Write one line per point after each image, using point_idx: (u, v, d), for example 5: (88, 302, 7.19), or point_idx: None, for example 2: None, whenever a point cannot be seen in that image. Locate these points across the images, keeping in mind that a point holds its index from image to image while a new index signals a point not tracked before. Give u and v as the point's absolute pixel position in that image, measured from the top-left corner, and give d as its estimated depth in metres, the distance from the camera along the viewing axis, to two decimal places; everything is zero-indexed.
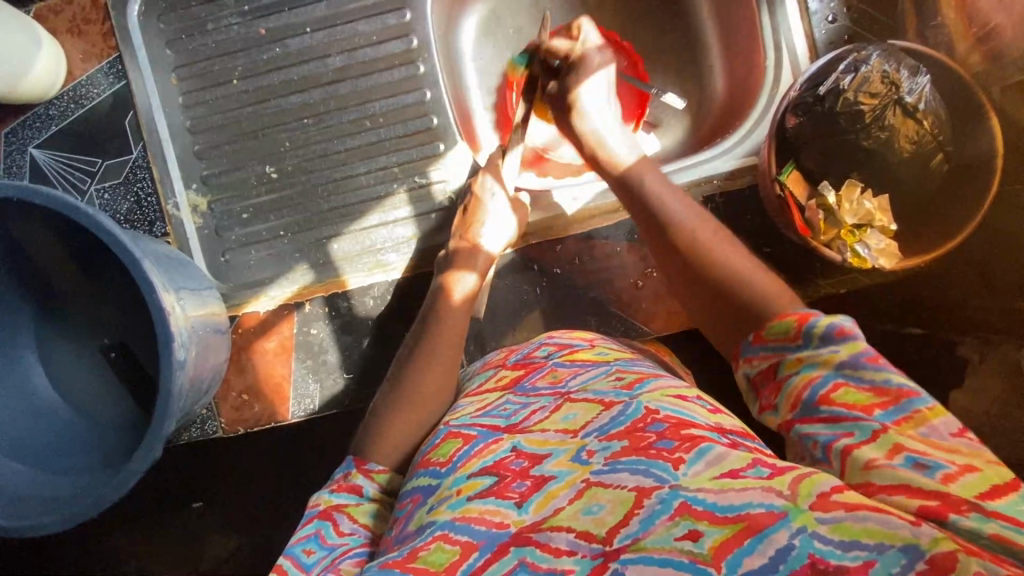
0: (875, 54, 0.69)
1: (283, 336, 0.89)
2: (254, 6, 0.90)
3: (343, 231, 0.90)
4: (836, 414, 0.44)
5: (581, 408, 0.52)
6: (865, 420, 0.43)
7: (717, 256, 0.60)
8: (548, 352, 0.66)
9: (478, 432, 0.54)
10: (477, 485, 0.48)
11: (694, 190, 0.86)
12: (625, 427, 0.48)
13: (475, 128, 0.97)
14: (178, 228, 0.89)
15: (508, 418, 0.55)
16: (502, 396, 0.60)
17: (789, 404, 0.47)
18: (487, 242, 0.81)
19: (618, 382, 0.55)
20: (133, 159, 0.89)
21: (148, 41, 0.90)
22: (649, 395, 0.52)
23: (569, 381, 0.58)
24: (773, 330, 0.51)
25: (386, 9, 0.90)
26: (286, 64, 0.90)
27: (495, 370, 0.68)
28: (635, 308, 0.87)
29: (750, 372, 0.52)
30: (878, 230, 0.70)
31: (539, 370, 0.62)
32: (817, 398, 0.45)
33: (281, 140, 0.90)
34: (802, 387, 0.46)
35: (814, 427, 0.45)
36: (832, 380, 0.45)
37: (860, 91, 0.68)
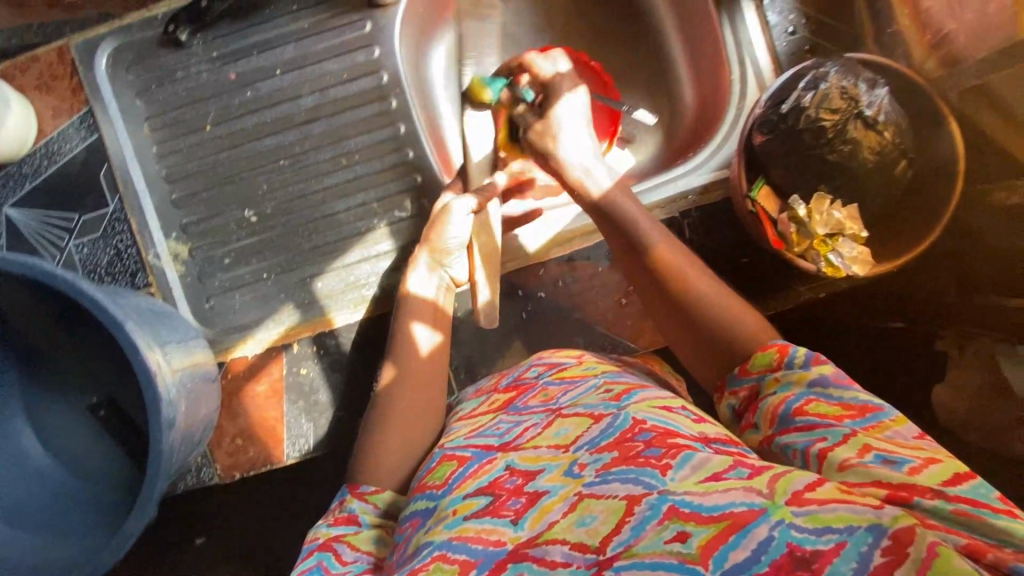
0: (833, 71, 0.71)
1: (272, 378, 0.89)
2: (221, 51, 0.89)
3: (326, 269, 0.90)
4: (809, 422, 0.47)
5: (572, 424, 0.53)
6: (836, 426, 0.46)
7: (708, 296, 0.62)
8: (538, 372, 0.67)
9: (472, 453, 0.56)
10: (473, 505, 0.49)
11: (671, 206, 0.87)
12: (615, 438, 0.49)
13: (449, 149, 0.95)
14: (160, 277, 0.90)
15: (502, 436, 0.57)
16: (495, 417, 0.62)
17: (767, 421, 0.50)
18: (410, 286, 0.81)
19: (607, 395, 0.56)
20: (110, 212, 0.89)
21: (119, 94, 0.90)
22: (637, 406, 0.53)
23: (560, 398, 0.59)
24: (757, 364, 0.54)
25: (354, 46, 0.89)
26: (258, 108, 0.90)
27: (487, 396, 0.69)
28: (621, 325, 0.88)
29: (737, 405, 0.55)
30: (850, 237, 0.72)
31: (531, 390, 0.63)
32: (792, 410, 0.48)
33: (258, 183, 0.90)
34: (778, 404, 0.49)
35: (791, 436, 0.47)
36: (805, 396, 0.48)
37: (821, 108, 0.69)
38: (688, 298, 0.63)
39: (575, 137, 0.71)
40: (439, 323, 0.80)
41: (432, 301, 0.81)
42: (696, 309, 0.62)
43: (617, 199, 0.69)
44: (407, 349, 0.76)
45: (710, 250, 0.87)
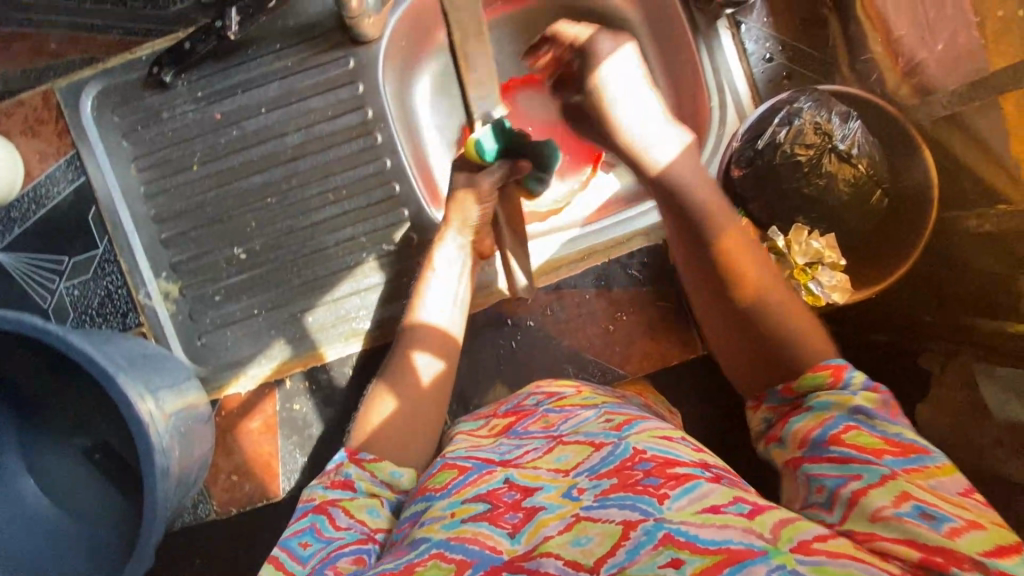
0: (806, 107, 0.72)
1: (266, 415, 0.90)
2: (206, 91, 0.90)
3: (316, 303, 0.91)
4: (845, 455, 0.48)
5: (573, 451, 0.56)
6: (874, 464, 0.47)
7: (773, 302, 0.61)
8: (537, 401, 0.68)
9: (473, 464, 0.58)
10: (471, 509, 0.51)
11: (654, 233, 0.89)
12: (615, 466, 0.51)
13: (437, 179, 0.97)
14: (151, 316, 0.90)
15: (503, 454, 0.59)
16: (495, 440, 0.64)
17: (801, 444, 0.52)
18: (417, 312, 0.76)
19: (608, 424, 0.58)
20: (100, 253, 0.90)
21: (105, 136, 0.90)
22: (637, 436, 0.55)
23: (561, 426, 0.61)
24: (804, 384, 0.55)
25: (338, 83, 0.90)
26: (244, 146, 0.91)
27: (486, 419, 0.70)
28: (609, 352, 0.89)
29: (773, 419, 0.57)
30: (829, 266, 0.73)
31: (531, 416, 0.65)
32: (828, 438, 0.50)
33: (247, 221, 0.91)
34: (815, 428, 0.51)
35: (824, 466, 0.49)
36: (844, 423, 0.50)
37: (795, 144, 0.71)
38: (751, 301, 0.61)
39: (629, 101, 0.70)
40: (448, 351, 0.74)
41: (439, 328, 0.75)
42: (758, 314, 0.61)
43: (676, 170, 0.67)
44: (408, 376, 0.71)
45: None
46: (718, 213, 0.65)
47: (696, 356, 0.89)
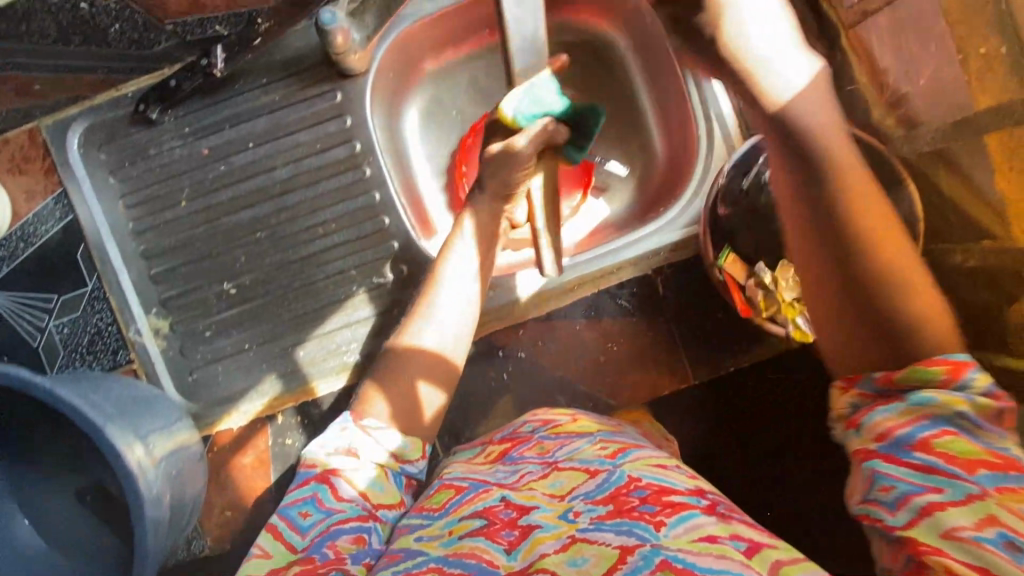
0: None
1: (259, 450, 0.90)
2: (194, 126, 0.90)
3: (307, 337, 0.91)
4: (932, 464, 0.44)
5: (567, 476, 0.58)
6: (963, 479, 0.43)
7: (889, 272, 0.49)
8: (533, 427, 0.69)
9: (470, 484, 0.61)
10: (468, 525, 0.55)
11: (643, 263, 0.89)
12: (610, 492, 0.54)
13: (427, 207, 0.97)
14: (141, 353, 0.90)
15: (500, 476, 0.62)
16: (492, 466, 0.65)
17: (875, 434, 0.47)
18: (417, 336, 0.67)
19: (603, 452, 0.60)
20: (89, 291, 0.90)
21: (93, 173, 0.90)
22: (632, 464, 0.57)
23: (556, 452, 0.63)
24: (914, 375, 0.46)
25: (326, 117, 0.90)
26: (233, 181, 0.90)
27: (483, 446, 0.72)
28: (600, 382, 0.90)
29: (858, 404, 0.49)
30: None
31: (527, 443, 0.67)
32: (917, 440, 0.45)
33: (236, 257, 0.91)
34: (905, 425, 0.46)
35: (902, 467, 0.45)
36: (940, 426, 0.45)
37: None
38: (862, 269, 0.49)
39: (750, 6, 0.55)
40: (448, 379, 0.66)
41: (438, 354, 0.67)
42: (870, 286, 0.49)
43: (800, 106, 0.53)
44: (408, 403, 0.64)
45: (682, 304, 0.89)
46: (846, 162, 0.52)
47: (686, 385, 0.89)
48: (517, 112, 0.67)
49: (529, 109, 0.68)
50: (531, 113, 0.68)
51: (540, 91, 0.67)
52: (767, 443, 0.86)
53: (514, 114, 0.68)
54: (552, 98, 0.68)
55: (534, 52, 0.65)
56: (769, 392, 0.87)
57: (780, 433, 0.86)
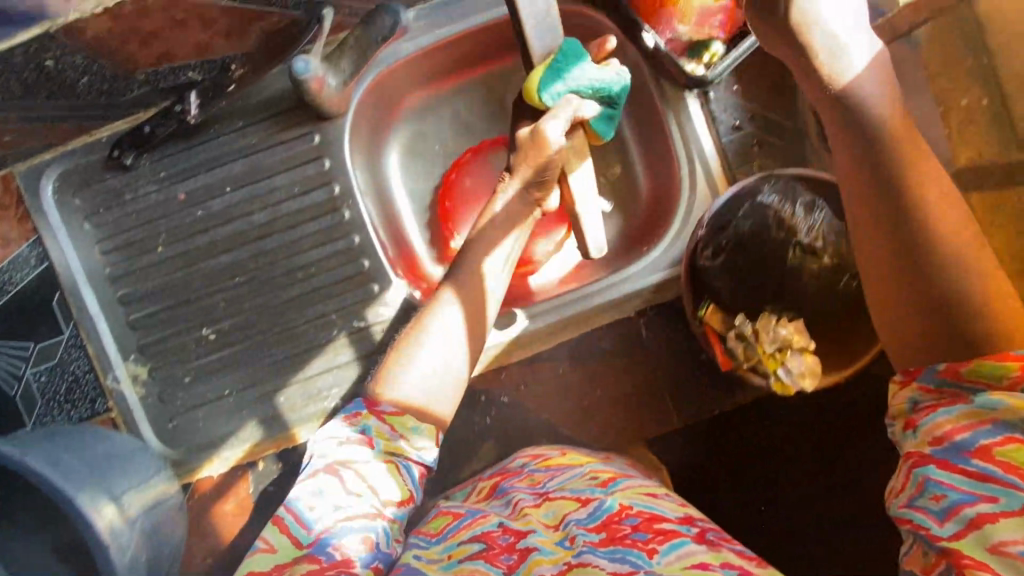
0: (769, 200, 0.71)
1: (240, 497, 0.90)
2: (170, 171, 0.88)
3: (288, 382, 0.90)
4: (988, 472, 0.44)
5: (559, 505, 0.61)
6: (1019, 490, 0.43)
7: (948, 260, 0.54)
8: (523, 462, 0.73)
9: (466, 511, 0.64)
10: (467, 549, 0.57)
11: (626, 305, 0.88)
12: (603, 520, 0.57)
13: (411, 245, 0.96)
14: (120, 401, 0.89)
15: (495, 507, 0.65)
16: (485, 501, 0.69)
17: (933, 439, 0.48)
18: (399, 383, 0.65)
19: (593, 481, 0.63)
20: (65, 339, 0.89)
21: (67, 219, 0.89)
22: (623, 492, 0.60)
23: (548, 483, 0.66)
24: (977, 371, 0.48)
25: (304, 160, 0.89)
26: (210, 226, 0.89)
27: (474, 485, 0.76)
28: (585, 425, 0.89)
29: (920, 399, 0.52)
30: (799, 351, 0.71)
31: (518, 476, 0.70)
32: (974, 448, 0.46)
33: (215, 302, 0.90)
34: (961, 430, 0.47)
35: (956, 473, 0.46)
36: (1003, 433, 0.45)
37: (759, 240, 0.71)
38: (924, 257, 0.55)
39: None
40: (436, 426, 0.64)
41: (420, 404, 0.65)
42: (930, 271, 0.54)
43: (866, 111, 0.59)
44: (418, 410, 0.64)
45: (665, 347, 0.89)
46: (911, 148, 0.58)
47: (671, 429, 0.88)
48: (539, 86, 0.71)
49: (555, 87, 0.71)
50: (556, 91, 0.71)
51: (567, 70, 0.71)
52: (753, 480, 0.88)
53: (539, 92, 0.72)
54: (581, 80, 0.72)
55: (548, 29, 0.73)
56: (753, 432, 0.87)
57: (765, 470, 0.87)
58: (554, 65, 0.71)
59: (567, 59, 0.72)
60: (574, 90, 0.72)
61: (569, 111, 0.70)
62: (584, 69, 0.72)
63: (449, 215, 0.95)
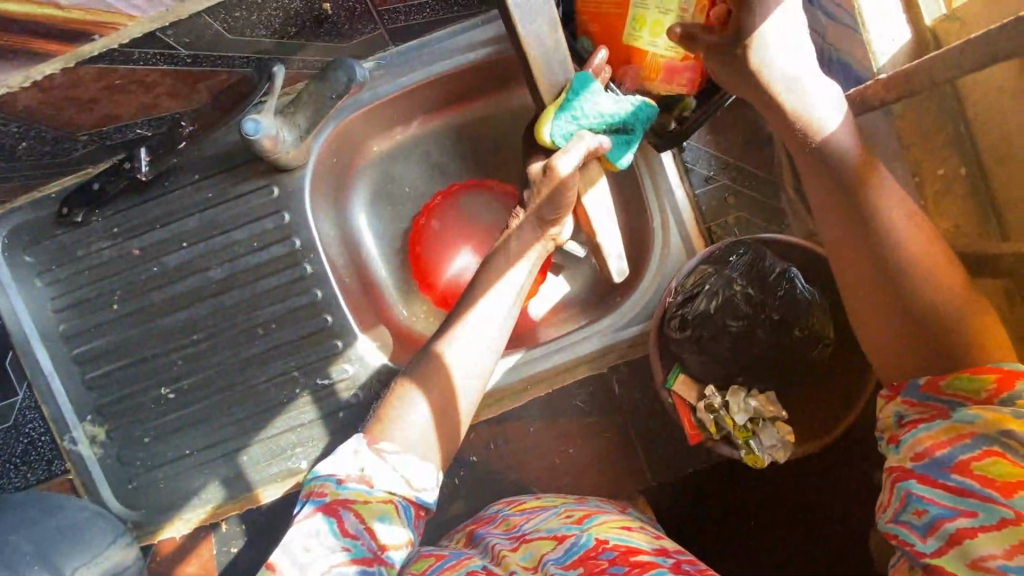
0: (736, 273, 0.69)
1: (203, 558, 0.87)
2: (123, 226, 0.85)
3: (251, 442, 0.87)
4: (967, 485, 0.46)
5: (537, 546, 0.59)
6: (996, 505, 0.44)
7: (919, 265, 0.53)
8: (499, 509, 0.73)
9: (448, 553, 0.61)
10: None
11: (598, 361, 0.85)
12: (580, 555, 0.55)
13: (382, 291, 0.93)
14: (77, 463, 0.87)
15: (474, 553, 0.63)
16: (462, 548, 0.67)
17: (913, 453, 0.49)
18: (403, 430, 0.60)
19: (568, 519, 0.63)
20: (18, 401, 0.86)
21: (19, 278, 0.86)
22: (597, 528, 0.60)
23: (524, 525, 0.65)
24: (955, 383, 0.49)
25: (263, 213, 0.86)
26: (168, 282, 0.86)
27: (456, 533, 0.73)
28: (556, 483, 0.87)
29: (904, 414, 0.52)
30: (770, 422, 0.69)
31: (494, 522, 0.69)
32: (953, 463, 0.47)
33: (173, 361, 0.87)
34: (940, 447, 0.48)
35: (937, 488, 0.47)
36: (983, 448, 0.46)
37: (727, 316, 0.69)
38: (897, 265, 0.54)
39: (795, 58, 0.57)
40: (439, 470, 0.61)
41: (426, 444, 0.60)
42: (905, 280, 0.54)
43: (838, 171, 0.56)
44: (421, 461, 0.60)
45: (638, 404, 0.86)
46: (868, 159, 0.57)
47: (645, 487, 0.86)
48: (551, 127, 0.68)
49: (565, 126, 0.67)
50: (566, 129, 0.67)
51: (578, 107, 0.67)
52: (728, 537, 0.87)
53: (549, 133, 0.68)
54: (593, 115, 0.68)
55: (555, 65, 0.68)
56: (728, 489, 0.86)
57: (740, 528, 0.87)
58: (564, 104, 0.67)
59: (577, 95, 0.67)
60: (587, 127, 0.68)
61: (582, 145, 0.64)
62: (596, 103, 0.68)
63: (419, 260, 0.93)
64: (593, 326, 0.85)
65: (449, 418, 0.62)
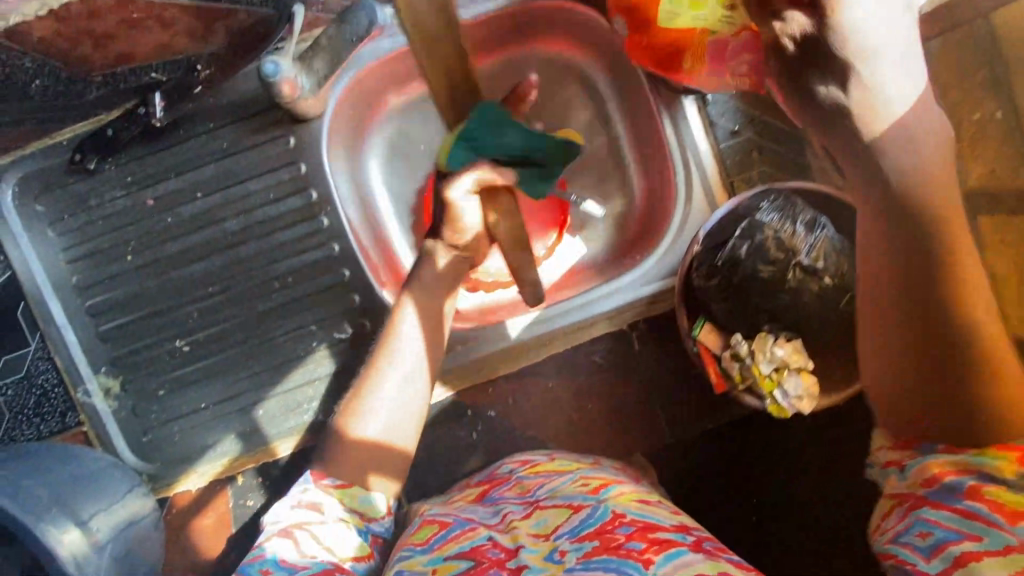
0: (769, 220, 0.69)
1: (219, 510, 0.87)
2: (136, 176, 0.84)
3: (267, 395, 0.87)
4: (975, 509, 0.43)
5: (552, 514, 0.58)
6: (1003, 531, 0.41)
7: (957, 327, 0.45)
8: (512, 469, 0.71)
9: (453, 521, 0.60)
10: (454, 566, 0.53)
11: (618, 318, 0.85)
12: (596, 528, 0.53)
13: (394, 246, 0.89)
14: (92, 415, 0.86)
15: (483, 517, 0.61)
16: (471, 505, 0.67)
17: (920, 480, 0.46)
18: (365, 416, 0.60)
19: (585, 488, 0.61)
20: (31, 350, 0.85)
21: (30, 226, 0.84)
22: (615, 500, 0.57)
23: (537, 491, 0.64)
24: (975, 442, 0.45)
25: (279, 164, 0.84)
26: (182, 234, 0.85)
27: (462, 490, 0.75)
28: (574, 440, 0.87)
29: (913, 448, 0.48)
30: (797, 370, 0.67)
31: (507, 484, 0.68)
32: (962, 488, 0.44)
33: (189, 314, 0.86)
34: (949, 472, 0.45)
35: (943, 512, 0.44)
36: (989, 475, 0.43)
37: (758, 262, 0.70)
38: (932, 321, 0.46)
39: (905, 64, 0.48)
40: (395, 470, 0.60)
41: (381, 443, 0.60)
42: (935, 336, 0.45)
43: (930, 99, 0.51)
44: (370, 456, 0.59)
45: (658, 360, 0.86)
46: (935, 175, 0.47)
47: (663, 443, 0.86)
48: (445, 158, 0.65)
49: (462, 154, 0.64)
50: (464, 159, 0.64)
51: (477, 136, 0.64)
52: None
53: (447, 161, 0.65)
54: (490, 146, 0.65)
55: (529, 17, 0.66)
56: (751, 450, 0.84)
57: None
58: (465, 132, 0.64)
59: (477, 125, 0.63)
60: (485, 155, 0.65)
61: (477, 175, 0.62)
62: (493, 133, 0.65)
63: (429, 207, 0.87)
64: (614, 283, 0.83)
65: (410, 409, 0.62)
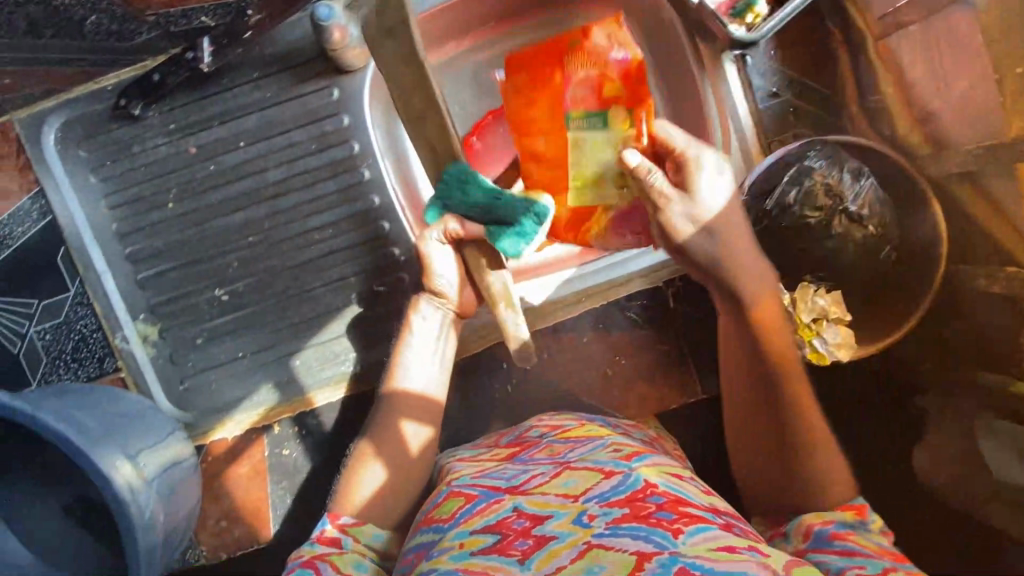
0: (818, 166, 0.73)
1: (254, 460, 0.88)
2: (179, 123, 0.85)
3: (304, 346, 0.87)
4: (849, 547, 0.49)
5: (581, 476, 0.54)
6: (876, 558, 0.48)
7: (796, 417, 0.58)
8: (541, 432, 0.67)
9: (479, 492, 0.56)
10: (480, 541, 0.49)
11: (654, 275, 0.86)
12: (626, 496, 0.50)
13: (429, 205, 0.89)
14: (130, 361, 0.87)
15: (509, 479, 0.57)
16: (501, 465, 0.62)
17: (801, 537, 0.53)
18: (401, 372, 0.68)
19: (617, 454, 0.57)
20: (71, 295, 0.85)
21: (72, 171, 0.85)
22: (648, 470, 0.54)
23: (568, 453, 0.60)
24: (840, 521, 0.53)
25: (321, 115, 0.85)
26: (223, 183, 0.85)
27: (488, 449, 0.70)
28: (607, 394, 0.89)
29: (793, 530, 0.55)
30: (835, 322, 0.72)
31: (536, 447, 0.64)
32: (829, 534, 0.52)
33: (229, 263, 0.86)
34: (817, 524, 0.53)
35: (828, 553, 0.50)
36: (845, 526, 0.52)
37: (805, 205, 0.74)
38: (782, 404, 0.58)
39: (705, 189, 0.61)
40: (434, 416, 0.67)
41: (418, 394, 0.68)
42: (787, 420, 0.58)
43: None
44: (407, 411, 0.67)
45: (693, 317, 0.88)
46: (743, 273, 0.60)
47: (695, 399, 0.87)
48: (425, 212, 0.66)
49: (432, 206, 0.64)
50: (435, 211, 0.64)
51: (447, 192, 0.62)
52: None
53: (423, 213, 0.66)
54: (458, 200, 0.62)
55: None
56: None
57: None
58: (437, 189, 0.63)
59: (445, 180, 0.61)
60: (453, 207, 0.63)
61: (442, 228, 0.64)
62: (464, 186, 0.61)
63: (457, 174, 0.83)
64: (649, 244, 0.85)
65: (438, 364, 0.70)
